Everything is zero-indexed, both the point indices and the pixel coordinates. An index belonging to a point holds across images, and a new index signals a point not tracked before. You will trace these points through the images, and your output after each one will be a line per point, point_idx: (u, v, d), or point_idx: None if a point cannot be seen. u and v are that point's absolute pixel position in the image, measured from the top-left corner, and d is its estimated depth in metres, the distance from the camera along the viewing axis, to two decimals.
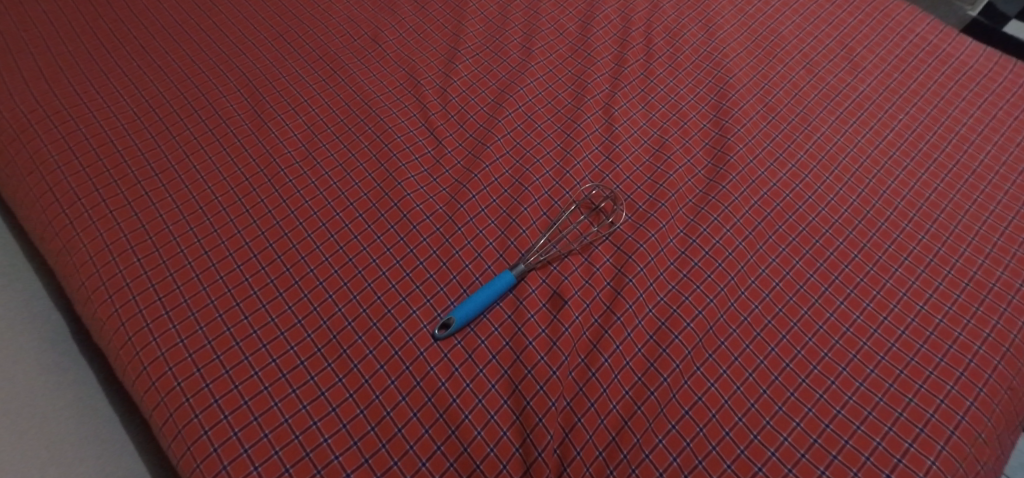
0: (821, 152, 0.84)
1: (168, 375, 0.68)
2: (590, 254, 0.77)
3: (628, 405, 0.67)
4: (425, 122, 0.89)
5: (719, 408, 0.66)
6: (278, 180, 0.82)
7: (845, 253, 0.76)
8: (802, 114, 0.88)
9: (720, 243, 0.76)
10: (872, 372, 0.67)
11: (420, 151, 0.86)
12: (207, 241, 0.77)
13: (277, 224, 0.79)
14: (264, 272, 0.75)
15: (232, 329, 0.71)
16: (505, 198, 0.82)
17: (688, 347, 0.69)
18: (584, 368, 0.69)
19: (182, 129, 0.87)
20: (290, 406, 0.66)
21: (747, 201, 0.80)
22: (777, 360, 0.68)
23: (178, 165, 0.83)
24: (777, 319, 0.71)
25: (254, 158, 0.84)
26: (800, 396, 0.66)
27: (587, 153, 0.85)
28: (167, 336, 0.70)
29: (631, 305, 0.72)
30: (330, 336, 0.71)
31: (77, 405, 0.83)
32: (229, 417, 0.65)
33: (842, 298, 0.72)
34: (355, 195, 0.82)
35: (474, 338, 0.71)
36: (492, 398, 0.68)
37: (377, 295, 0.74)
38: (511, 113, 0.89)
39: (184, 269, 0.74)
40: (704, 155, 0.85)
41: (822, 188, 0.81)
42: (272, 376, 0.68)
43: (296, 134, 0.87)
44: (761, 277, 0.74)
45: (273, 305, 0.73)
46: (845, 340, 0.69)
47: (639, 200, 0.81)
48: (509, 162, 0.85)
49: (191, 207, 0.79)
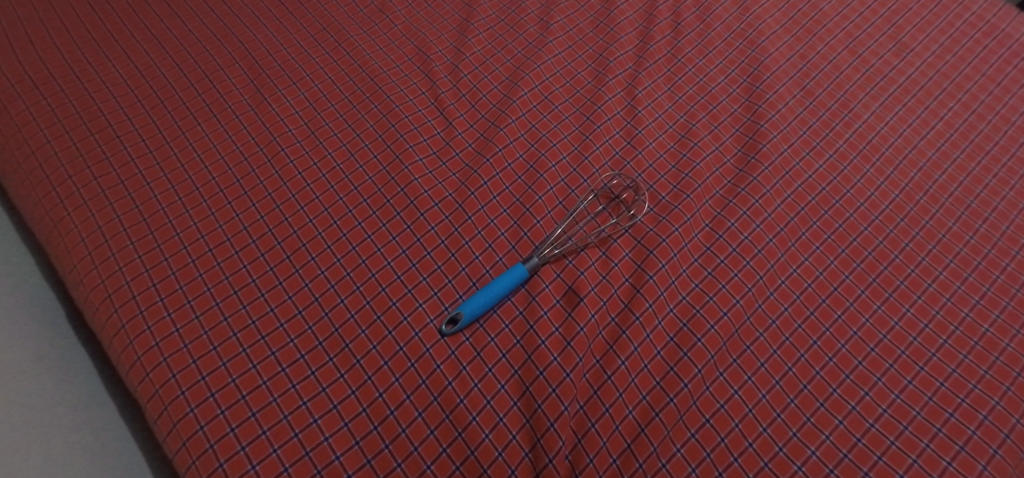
0: (862, 141, 0.78)
1: (163, 366, 0.65)
2: (608, 248, 0.72)
3: (645, 411, 0.63)
4: (435, 100, 0.84)
5: (742, 417, 0.62)
6: (278, 160, 0.78)
7: (885, 253, 0.70)
8: (842, 99, 0.81)
9: (749, 239, 0.71)
10: (910, 383, 0.62)
11: (429, 132, 0.81)
12: (203, 225, 0.73)
13: (277, 208, 0.74)
14: (263, 259, 0.71)
15: (229, 319, 0.67)
16: (518, 185, 0.76)
17: (712, 351, 0.65)
18: (599, 370, 0.65)
19: (178, 104, 0.82)
20: (289, 402, 0.63)
21: (780, 194, 0.74)
22: (806, 367, 0.64)
23: (174, 143, 0.78)
24: (808, 323, 0.66)
25: (253, 137, 0.80)
26: (831, 407, 0.61)
27: (607, 138, 0.80)
28: (162, 325, 0.67)
29: (651, 304, 0.68)
30: (331, 329, 0.67)
31: (72, 393, 0.80)
32: (225, 412, 0.62)
33: (879, 302, 0.67)
34: (359, 178, 0.77)
35: (483, 335, 0.67)
36: (502, 400, 0.64)
37: (382, 286, 0.70)
38: (527, 92, 0.84)
39: (179, 255, 0.71)
40: (734, 142, 0.79)
41: (861, 181, 0.75)
42: (270, 370, 0.64)
43: (297, 111, 0.82)
44: (792, 277, 0.69)
45: (273, 295, 0.69)
46: (882, 348, 0.64)
47: (662, 190, 0.75)
48: (524, 146, 0.79)
49: (187, 188, 0.75)
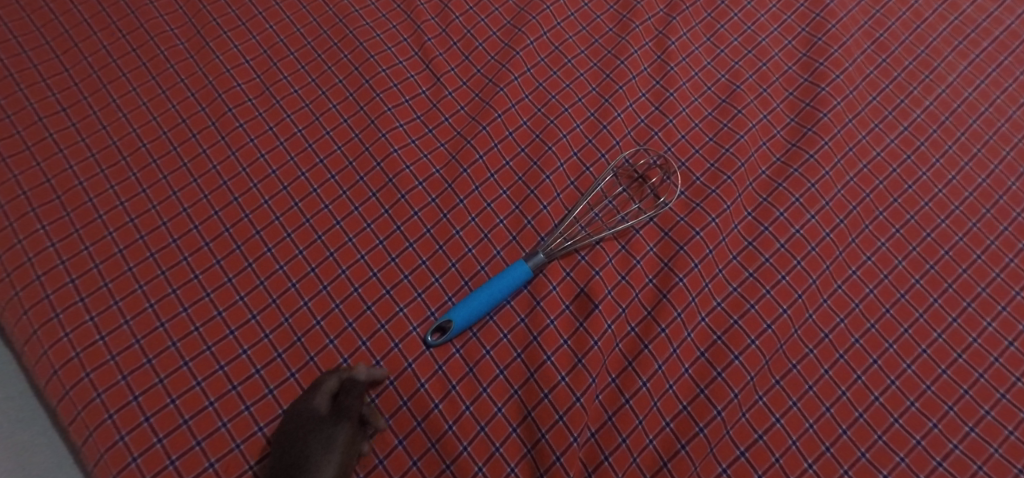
0: (945, 111, 0.65)
1: (85, 383, 0.51)
2: (628, 241, 0.59)
3: (669, 441, 0.53)
4: (420, 49, 0.68)
5: (784, 451, 0.52)
6: (224, 123, 0.63)
7: (965, 253, 0.59)
8: (923, 55, 0.68)
9: (801, 233, 0.59)
10: (987, 414, 0.53)
11: (412, 91, 0.66)
12: (132, 205, 0.59)
13: (224, 184, 0.60)
14: (208, 249, 0.57)
15: (166, 325, 0.54)
16: (520, 161, 0.63)
17: (751, 372, 0.55)
18: (615, 392, 0.55)
19: (96, 47, 0.66)
20: (242, 427, 0.51)
21: (840, 177, 0.62)
22: (862, 391, 0.54)
23: (93, 99, 0.63)
24: (867, 337, 0.56)
25: (193, 92, 0.64)
26: (890, 440, 0.53)
27: (631, 101, 0.66)
28: (83, 331, 0.53)
29: (680, 314, 0.56)
30: (293, 338, 0.55)
31: None
32: (164, 441, 0.50)
33: (955, 314, 0.57)
34: (325, 148, 0.63)
35: (476, 347, 0.55)
36: (498, 426, 0.53)
37: (354, 286, 0.57)
38: (534, 41, 0.68)
39: (103, 242, 0.57)
40: (787, 109, 0.66)
41: (941, 162, 0.63)
42: (218, 388, 0.52)
43: (248, 61, 0.67)
44: (850, 281, 0.58)
45: (220, 295, 0.56)
46: (956, 371, 0.55)
47: (696, 170, 0.62)
48: (529, 110, 0.65)
49: (110, 156, 0.61)
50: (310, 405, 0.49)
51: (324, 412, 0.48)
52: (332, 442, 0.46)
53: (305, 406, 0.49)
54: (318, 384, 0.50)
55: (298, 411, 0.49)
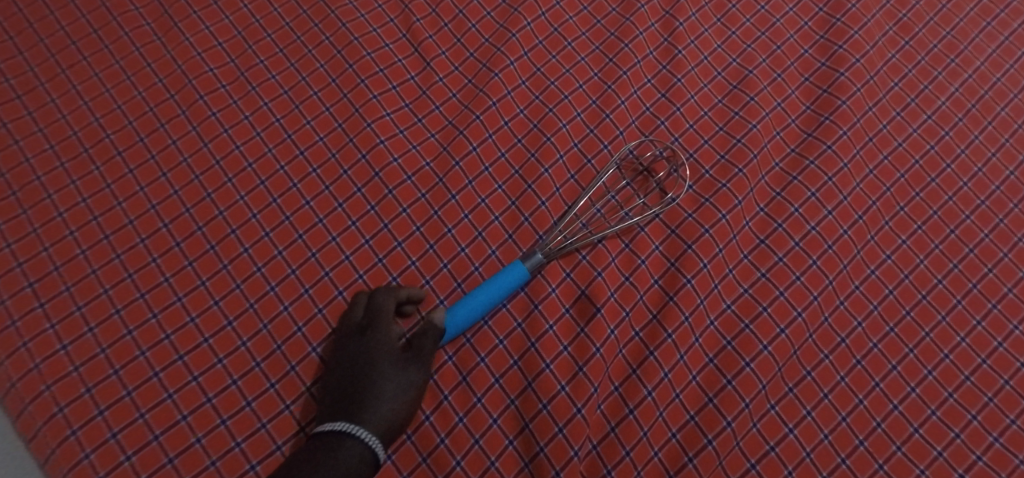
0: (972, 98, 0.61)
1: (46, 397, 0.47)
2: (632, 239, 0.56)
3: (675, 453, 0.50)
4: (408, 31, 0.63)
5: (798, 463, 0.49)
6: (194, 112, 0.58)
7: (991, 251, 0.56)
8: (948, 38, 0.64)
9: (817, 230, 0.56)
10: (1012, 423, 0.50)
11: (400, 76, 0.61)
12: (95, 202, 0.54)
13: (195, 178, 0.56)
14: (179, 249, 0.53)
15: (134, 332, 0.50)
16: (517, 152, 0.59)
17: (763, 380, 0.51)
18: (618, 402, 0.51)
19: (54, 28, 0.61)
20: (218, 443, 0.47)
21: (859, 170, 0.58)
22: (881, 399, 0.51)
23: (51, 85, 0.59)
24: (886, 342, 0.53)
25: (161, 78, 0.60)
26: (910, 452, 0.50)
27: (635, 88, 0.61)
28: (44, 340, 0.49)
29: (688, 318, 0.53)
30: (273, 345, 0.51)
31: None
32: (133, 458, 0.46)
33: (980, 316, 0.54)
34: (306, 139, 0.58)
35: (469, 354, 0.52)
36: (494, 438, 0.49)
37: (338, 289, 0.53)
38: (531, 23, 0.64)
39: (64, 242, 0.53)
40: (802, 95, 0.62)
41: (967, 152, 0.59)
42: (192, 401, 0.48)
43: (221, 43, 0.62)
44: (868, 281, 0.55)
45: (193, 300, 0.51)
46: (980, 377, 0.52)
47: (705, 162, 0.58)
48: (525, 98, 0.61)
49: (71, 148, 0.56)
50: (377, 333, 0.48)
51: (393, 345, 0.48)
52: (407, 377, 0.46)
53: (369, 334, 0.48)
54: (379, 309, 0.49)
55: (360, 337, 0.48)
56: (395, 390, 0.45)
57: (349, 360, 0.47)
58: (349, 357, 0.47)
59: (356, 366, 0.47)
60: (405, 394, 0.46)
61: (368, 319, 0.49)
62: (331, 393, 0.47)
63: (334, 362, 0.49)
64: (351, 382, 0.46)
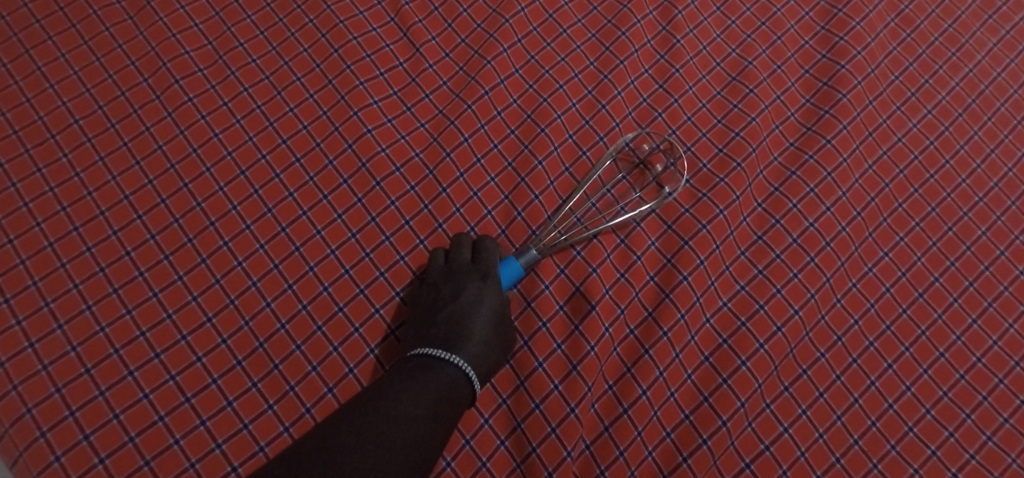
0: (972, 93, 0.61)
1: (12, 397, 0.45)
2: (628, 234, 0.54)
3: (669, 452, 0.49)
4: (397, 15, 0.61)
5: (793, 463, 0.48)
6: (170, 97, 0.55)
7: (987, 249, 0.55)
8: (950, 30, 0.63)
9: (815, 226, 0.55)
10: (1006, 422, 0.50)
11: (388, 62, 0.59)
12: (64, 192, 0.52)
13: (172, 167, 0.53)
14: (154, 242, 0.51)
15: (107, 329, 0.47)
16: (510, 144, 0.57)
17: (759, 379, 0.50)
18: (612, 401, 0.50)
19: (15, 5, 0.58)
20: (197, 445, 0.45)
21: (859, 165, 0.57)
22: (876, 398, 0.51)
23: (14, 66, 0.56)
24: (882, 340, 0.52)
25: (134, 60, 0.57)
26: (904, 451, 0.49)
27: (632, 78, 0.60)
28: (8, 337, 0.47)
29: (684, 315, 0.51)
30: (255, 343, 0.48)
31: None
32: (107, 462, 0.44)
33: (975, 315, 0.53)
34: (289, 127, 0.56)
35: None
36: (485, 439, 0.48)
37: (323, 285, 0.51)
38: (525, 8, 0.62)
39: (30, 235, 0.50)
40: (802, 88, 0.60)
41: (966, 148, 0.59)
42: (170, 401, 0.46)
43: (198, 24, 0.59)
44: (865, 279, 0.54)
45: (170, 295, 0.49)
46: (974, 376, 0.52)
47: (703, 155, 0.57)
48: (519, 87, 0.59)
49: (37, 134, 0.53)
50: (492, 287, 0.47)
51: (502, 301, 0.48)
52: (504, 328, 0.47)
53: (484, 280, 0.48)
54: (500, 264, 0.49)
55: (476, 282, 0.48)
56: (495, 344, 0.46)
57: (457, 296, 0.47)
58: (459, 296, 0.47)
59: (465, 308, 0.46)
60: (500, 349, 0.46)
61: (487, 268, 0.48)
62: (434, 319, 0.46)
63: (439, 290, 0.48)
64: (452, 313, 0.46)
